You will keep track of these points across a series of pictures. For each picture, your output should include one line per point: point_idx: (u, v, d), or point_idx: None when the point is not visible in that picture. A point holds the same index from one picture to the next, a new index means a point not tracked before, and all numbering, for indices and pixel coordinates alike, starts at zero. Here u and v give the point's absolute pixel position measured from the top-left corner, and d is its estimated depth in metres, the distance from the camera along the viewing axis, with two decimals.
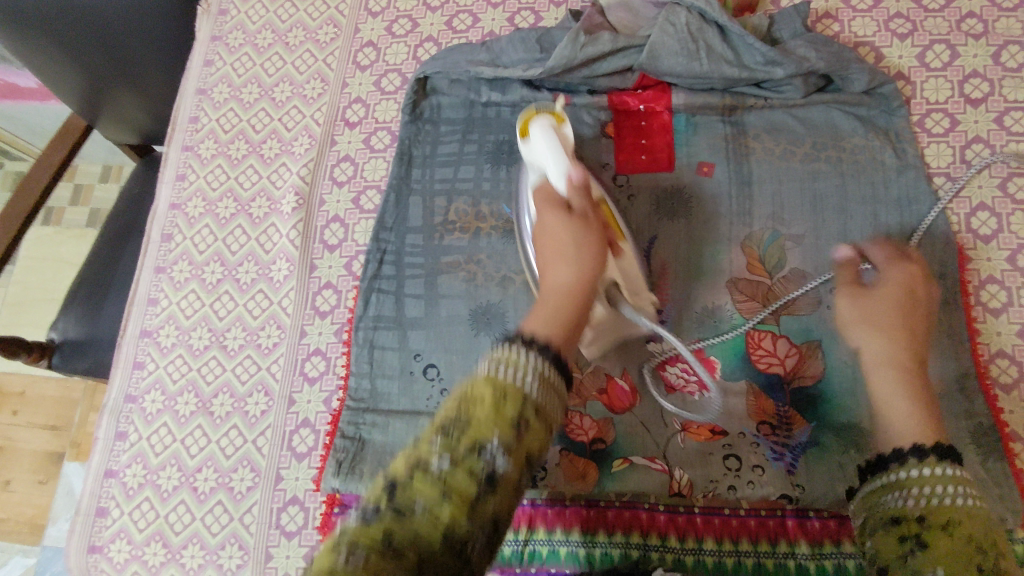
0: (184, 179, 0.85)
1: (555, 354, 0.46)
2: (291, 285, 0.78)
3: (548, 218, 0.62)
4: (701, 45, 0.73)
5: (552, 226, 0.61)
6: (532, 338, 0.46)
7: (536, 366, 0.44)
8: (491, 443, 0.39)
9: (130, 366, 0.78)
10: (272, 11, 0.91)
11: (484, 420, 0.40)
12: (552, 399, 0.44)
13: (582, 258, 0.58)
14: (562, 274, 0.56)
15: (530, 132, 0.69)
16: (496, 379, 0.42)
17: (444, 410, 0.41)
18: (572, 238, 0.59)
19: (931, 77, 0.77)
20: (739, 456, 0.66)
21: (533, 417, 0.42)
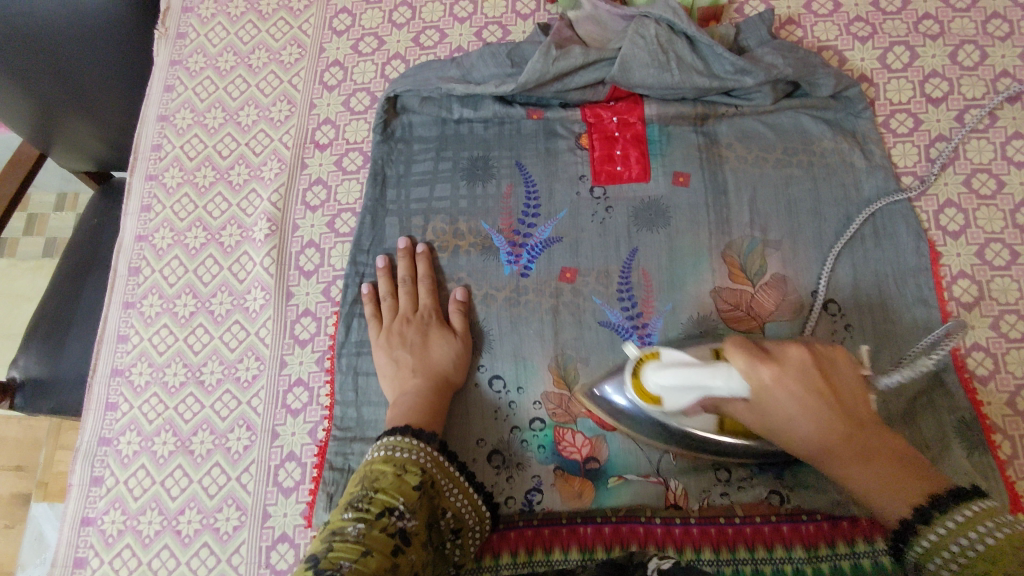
0: (149, 210, 0.82)
1: (440, 441, 0.62)
2: (268, 314, 0.76)
3: (767, 379, 0.52)
4: (671, 56, 0.73)
5: (762, 380, 0.52)
6: (419, 430, 0.61)
7: (427, 449, 0.60)
8: (397, 505, 0.53)
9: (102, 408, 0.75)
10: (233, 33, 0.89)
11: (388, 486, 0.54)
12: (443, 476, 0.61)
13: (409, 354, 0.69)
14: (810, 439, 0.54)
15: (656, 394, 0.58)
16: (395, 459, 0.57)
17: (351, 489, 0.54)
18: (812, 394, 0.53)
19: (893, 78, 0.79)
20: (729, 464, 0.67)
21: (428, 482, 0.58)
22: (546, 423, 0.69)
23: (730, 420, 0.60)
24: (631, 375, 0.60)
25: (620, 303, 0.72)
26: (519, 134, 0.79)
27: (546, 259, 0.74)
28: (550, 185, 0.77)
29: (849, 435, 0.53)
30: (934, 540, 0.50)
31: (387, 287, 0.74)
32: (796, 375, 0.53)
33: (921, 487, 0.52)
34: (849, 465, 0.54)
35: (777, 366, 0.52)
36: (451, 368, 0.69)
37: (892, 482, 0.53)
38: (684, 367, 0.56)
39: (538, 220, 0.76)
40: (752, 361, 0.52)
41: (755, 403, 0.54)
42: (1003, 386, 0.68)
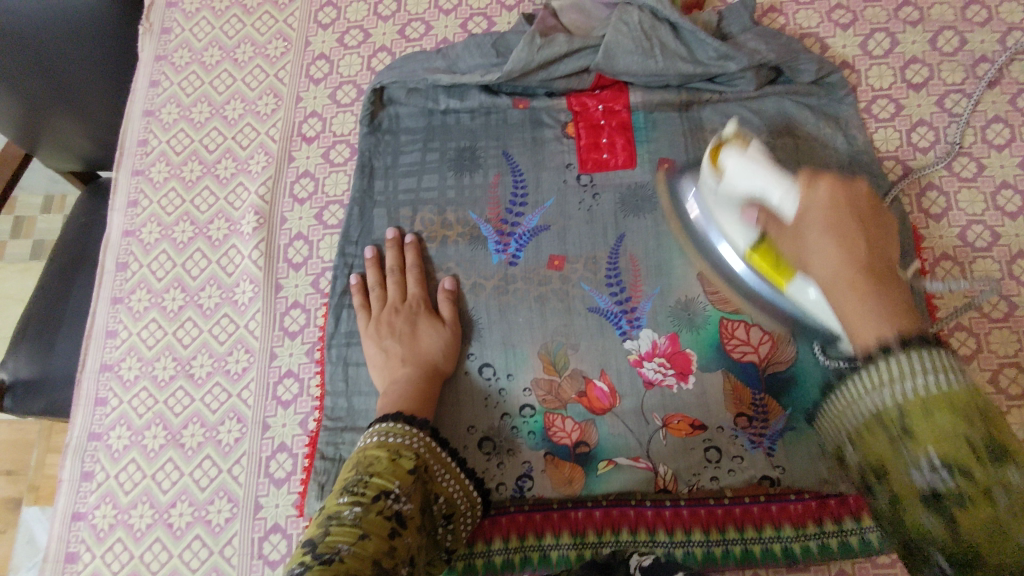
0: (136, 205, 0.82)
1: (432, 427, 0.62)
2: (257, 307, 0.76)
3: (819, 197, 0.51)
4: (655, 43, 0.74)
5: (817, 198, 0.51)
6: (412, 417, 0.61)
7: (422, 436, 0.60)
8: (392, 490, 0.52)
9: (92, 404, 0.75)
10: (218, 27, 0.89)
11: (383, 471, 0.54)
12: (437, 463, 0.61)
13: (399, 344, 0.69)
14: (822, 254, 0.49)
15: (722, 165, 0.60)
16: (389, 445, 0.57)
17: (346, 475, 0.54)
18: (853, 220, 0.50)
19: (874, 65, 0.80)
20: (720, 447, 0.67)
21: (423, 469, 0.58)
22: (536, 409, 0.70)
23: (760, 253, 0.59)
24: (709, 158, 0.63)
25: (607, 289, 0.73)
26: (506, 124, 0.79)
27: (534, 247, 0.75)
28: (537, 174, 0.77)
29: (865, 265, 0.47)
30: (872, 374, 0.39)
31: (376, 278, 0.74)
32: (814, 215, 0.51)
33: (900, 324, 0.41)
34: (858, 305, 0.45)
35: (835, 178, 0.52)
36: (440, 357, 0.69)
37: (883, 307, 0.43)
38: (759, 160, 0.58)
39: (526, 209, 0.76)
40: (812, 180, 0.52)
41: (800, 233, 0.52)
42: (985, 364, 0.69)
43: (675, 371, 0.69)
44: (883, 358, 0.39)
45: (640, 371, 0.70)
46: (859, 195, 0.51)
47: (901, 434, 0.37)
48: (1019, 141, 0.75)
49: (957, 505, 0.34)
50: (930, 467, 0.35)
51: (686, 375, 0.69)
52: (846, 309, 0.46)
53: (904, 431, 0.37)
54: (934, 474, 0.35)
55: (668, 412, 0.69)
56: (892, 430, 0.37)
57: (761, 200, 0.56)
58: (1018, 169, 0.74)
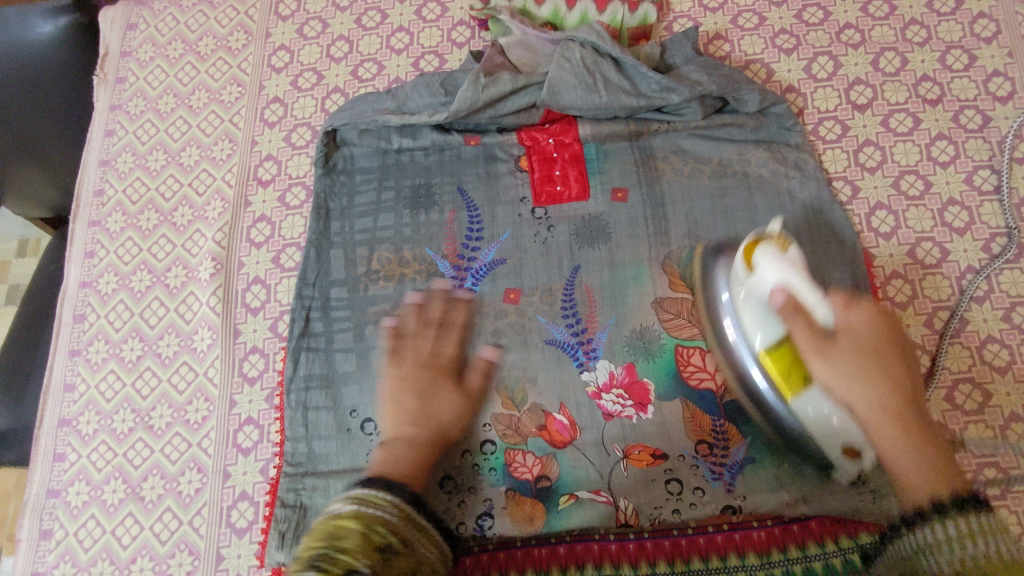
0: (93, 255, 0.81)
1: (413, 491, 0.55)
2: (216, 354, 0.76)
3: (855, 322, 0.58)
4: (598, 78, 0.75)
5: (853, 319, 0.58)
6: (390, 482, 0.55)
7: (394, 501, 0.53)
8: (359, 566, 0.45)
9: (50, 459, 0.74)
10: (172, 75, 0.89)
11: (352, 546, 0.47)
12: (420, 535, 0.53)
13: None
14: (853, 395, 0.56)
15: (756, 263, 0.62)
16: (364, 516, 0.50)
17: (310, 549, 0.47)
18: (876, 357, 0.57)
19: (819, 87, 0.81)
20: (681, 479, 0.67)
21: (399, 541, 0.50)
22: (497, 444, 0.69)
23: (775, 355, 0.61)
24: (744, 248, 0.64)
25: (563, 321, 0.73)
26: (459, 160, 0.79)
27: (490, 281, 0.75)
28: (492, 208, 0.77)
29: (899, 437, 0.54)
30: (933, 531, 0.48)
31: (304, 327, 0.73)
32: (853, 340, 0.57)
33: (936, 482, 0.51)
34: (899, 446, 0.54)
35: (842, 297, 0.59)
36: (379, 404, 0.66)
37: (936, 462, 0.52)
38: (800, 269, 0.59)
39: (481, 243, 0.76)
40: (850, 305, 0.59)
41: (828, 352, 0.57)
42: (940, 382, 0.69)
43: (634, 401, 0.69)
44: (926, 522, 0.49)
45: (599, 403, 0.69)
46: (900, 377, 0.56)
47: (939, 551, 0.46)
48: (964, 157, 0.76)
49: None
50: None
51: (645, 405, 0.69)
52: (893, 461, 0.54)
53: (932, 551, 0.47)
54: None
55: (628, 442, 0.68)
56: (924, 550, 0.48)
57: (791, 292, 0.59)
58: (964, 185, 0.75)
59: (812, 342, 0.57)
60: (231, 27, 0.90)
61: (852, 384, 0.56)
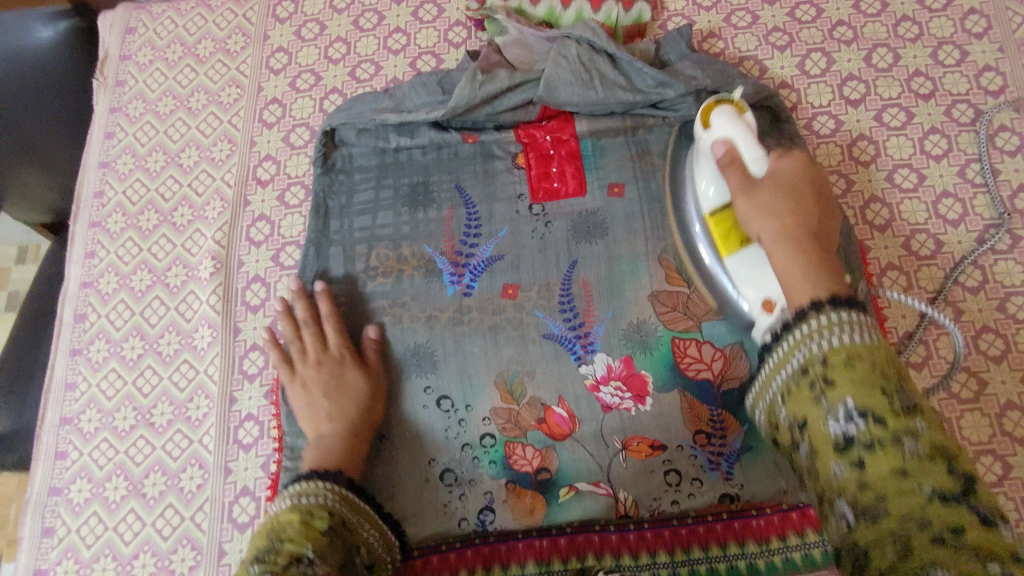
0: (93, 255, 0.82)
1: (347, 478, 0.63)
2: (216, 351, 0.76)
3: (783, 167, 0.63)
4: (593, 74, 0.76)
5: (782, 166, 0.63)
6: (325, 472, 0.62)
7: (331, 488, 0.60)
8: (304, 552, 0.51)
9: (52, 458, 0.74)
10: (171, 77, 0.90)
11: (293, 535, 0.52)
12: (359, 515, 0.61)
13: (325, 398, 0.69)
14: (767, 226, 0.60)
15: (711, 120, 0.69)
16: (300, 505, 0.57)
17: (257, 543, 0.52)
18: (783, 203, 0.60)
19: (812, 83, 0.82)
20: (679, 469, 0.68)
21: (339, 522, 0.58)
22: (496, 438, 0.70)
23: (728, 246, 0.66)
24: (701, 113, 0.71)
25: (561, 315, 0.73)
26: (456, 158, 0.80)
27: (488, 276, 0.76)
28: (490, 205, 0.78)
29: (800, 241, 0.57)
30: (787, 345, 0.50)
31: (292, 328, 0.73)
32: (772, 190, 0.60)
33: (817, 269, 0.54)
34: (778, 246, 0.58)
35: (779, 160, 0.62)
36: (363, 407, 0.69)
37: (820, 257, 0.55)
38: (739, 127, 0.67)
39: (479, 239, 0.77)
40: (782, 154, 0.63)
41: (754, 190, 0.62)
42: (935, 371, 0.71)
43: (632, 393, 0.70)
44: (803, 322, 0.49)
45: (598, 396, 0.70)
46: (809, 215, 0.59)
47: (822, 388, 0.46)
48: (956, 151, 0.77)
49: (866, 450, 0.43)
50: (846, 416, 0.44)
51: (643, 398, 0.70)
52: (780, 262, 0.57)
53: (826, 380, 0.46)
54: (848, 421, 0.44)
55: (627, 434, 0.69)
56: (817, 379, 0.46)
57: (730, 144, 0.67)
58: (957, 178, 0.76)
59: (740, 181, 0.63)
60: (230, 30, 0.91)
61: (763, 213, 0.60)
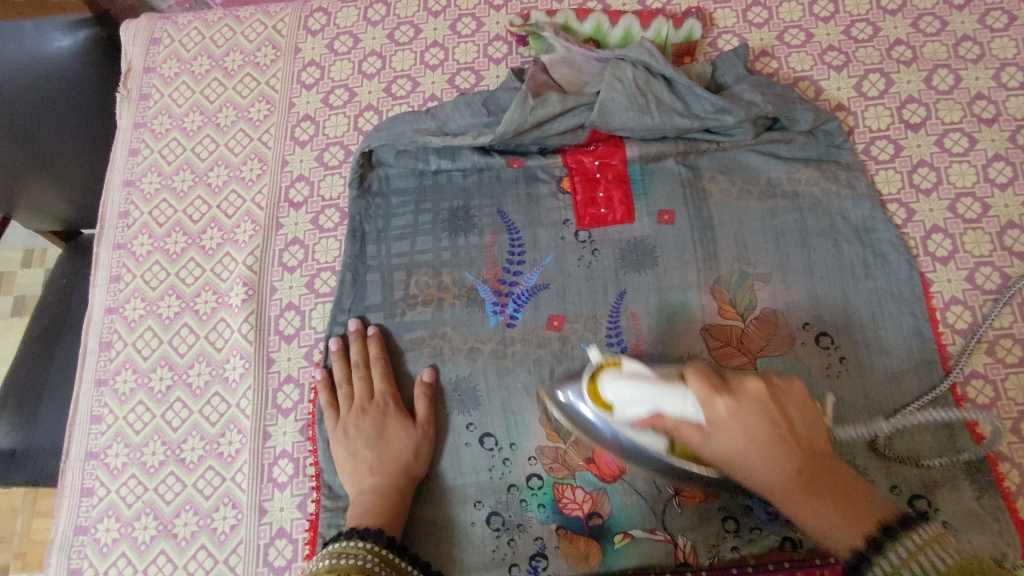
0: (119, 279, 0.79)
1: (387, 536, 0.60)
2: (249, 383, 0.73)
3: (721, 416, 0.53)
4: (650, 98, 0.72)
5: (719, 415, 0.53)
6: (366, 530, 0.59)
7: (373, 550, 0.57)
8: None
9: (78, 494, 0.71)
10: (198, 90, 0.86)
11: None
12: (394, 575, 0.58)
13: (369, 449, 0.66)
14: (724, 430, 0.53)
15: (608, 399, 0.56)
16: (338, 567, 0.54)
17: None
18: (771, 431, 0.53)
19: (870, 106, 0.78)
20: (736, 515, 0.65)
21: None
22: (544, 479, 0.67)
23: (679, 449, 0.58)
24: (589, 389, 0.58)
25: (608, 348, 0.70)
26: (498, 182, 0.77)
27: (533, 307, 0.72)
28: (534, 231, 0.75)
29: (800, 480, 0.54)
30: None
31: (344, 373, 0.70)
32: (739, 431, 0.53)
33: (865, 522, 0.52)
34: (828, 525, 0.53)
35: (730, 398, 0.52)
36: (404, 463, 0.65)
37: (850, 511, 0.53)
38: (640, 378, 0.54)
39: (523, 267, 0.74)
40: (710, 398, 0.52)
41: (709, 437, 0.54)
42: (1004, 413, 0.67)
43: None
44: None
45: None
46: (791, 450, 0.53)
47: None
48: (1022, 179, 0.74)
49: None
50: None
51: None
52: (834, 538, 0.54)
53: None
54: None
55: None
56: None
57: (659, 413, 0.54)
58: (1022, 208, 0.73)
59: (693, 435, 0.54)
60: (259, 42, 0.88)
61: (743, 453, 0.54)
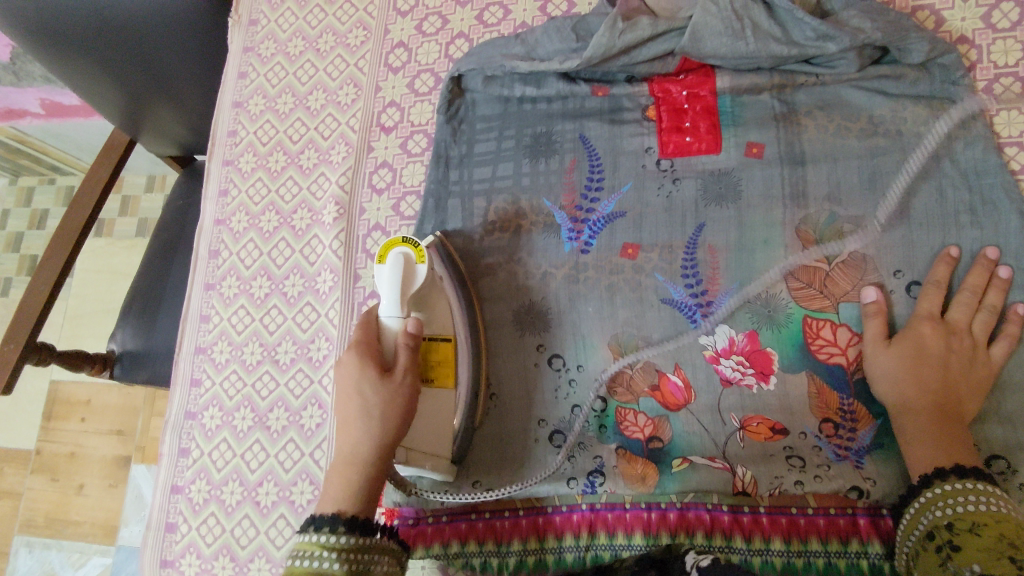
0: (227, 194, 0.86)
1: None
2: (337, 295, 0.78)
3: (376, 402, 0.56)
4: (746, 23, 0.68)
5: (387, 424, 0.56)
6: None
7: None
8: None
9: (187, 383, 0.79)
10: (302, 17, 0.90)
11: None
12: None
13: (360, 430, 0.55)
14: (888, 376, 0.62)
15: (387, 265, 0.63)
16: None
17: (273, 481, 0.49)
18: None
19: (998, 39, 0.72)
20: (802, 454, 0.65)
21: None
22: (607, 402, 0.69)
23: (438, 347, 0.64)
24: (382, 246, 0.65)
25: (682, 281, 0.70)
26: (583, 110, 0.77)
27: (608, 234, 0.73)
28: (614, 158, 0.75)
29: None
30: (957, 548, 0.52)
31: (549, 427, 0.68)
32: (398, 432, 0.56)
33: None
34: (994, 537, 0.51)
35: (378, 376, 0.57)
36: (394, 433, 0.56)
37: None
38: (398, 285, 0.62)
39: (601, 194, 0.74)
40: (389, 376, 0.57)
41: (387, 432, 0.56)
42: None
43: (755, 370, 0.67)
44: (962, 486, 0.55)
45: (717, 368, 0.68)
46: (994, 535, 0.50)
47: (949, 555, 0.52)
48: None
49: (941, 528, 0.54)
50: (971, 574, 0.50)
51: (767, 376, 0.66)
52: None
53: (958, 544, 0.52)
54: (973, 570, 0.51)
55: (747, 413, 0.66)
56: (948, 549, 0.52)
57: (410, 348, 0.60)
58: None
59: (374, 375, 0.57)
60: None
61: (349, 411, 0.56)
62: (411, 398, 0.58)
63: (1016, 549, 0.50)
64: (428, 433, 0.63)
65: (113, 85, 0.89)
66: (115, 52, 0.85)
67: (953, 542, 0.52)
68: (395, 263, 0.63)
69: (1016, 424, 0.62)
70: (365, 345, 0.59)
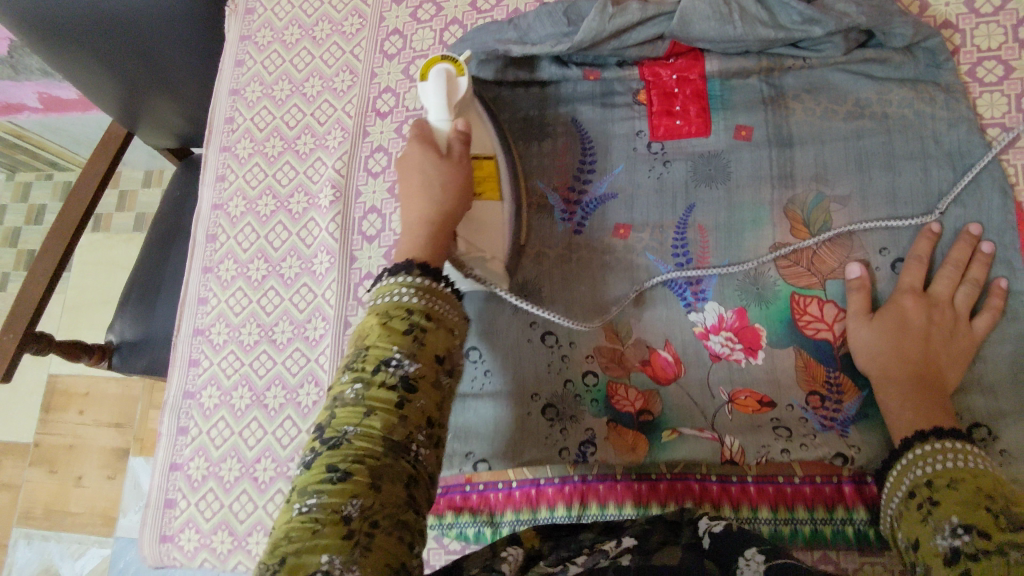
0: (224, 179, 0.87)
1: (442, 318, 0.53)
2: (334, 277, 0.79)
3: (433, 176, 0.61)
4: (734, 7, 0.69)
5: (450, 177, 0.61)
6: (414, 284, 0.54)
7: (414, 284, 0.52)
8: (376, 383, 0.47)
9: (186, 364, 0.81)
10: (298, 6, 0.92)
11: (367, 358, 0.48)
12: (443, 364, 0.51)
13: (424, 203, 0.60)
14: (870, 348, 0.64)
15: (429, 79, 0.65)
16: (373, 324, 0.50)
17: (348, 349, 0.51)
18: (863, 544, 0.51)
19: (981, 24, 0.73)
20: (789, 425, 0.66)
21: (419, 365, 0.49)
22: (599, 377, 0.70)
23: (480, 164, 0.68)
24: (422, 66, 0.67)
25: (673, 260, 0.72)
26: (575, 94, 0.78)
27: (600, 215, 0.74)
28: (607, 141, 0.76)
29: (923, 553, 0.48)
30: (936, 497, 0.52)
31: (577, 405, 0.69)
32: (452, 182, 0.61)
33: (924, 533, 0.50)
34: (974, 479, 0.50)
35: (435, 154, 0.62)
36: (453, 204, 0.61)
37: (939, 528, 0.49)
38: (444, 94, 0.65)
39: (593, 176, 0.76)
40: (443, 155, 0.62)
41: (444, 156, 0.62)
42: None
43: (743, 345, 0.68)
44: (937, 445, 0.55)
45: (706, 344, 0.69)
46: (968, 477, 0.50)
47: (928, 509, 0.52)
48: None
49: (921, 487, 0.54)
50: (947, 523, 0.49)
51: (755, 351, 0.68)
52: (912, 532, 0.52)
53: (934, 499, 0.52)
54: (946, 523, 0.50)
55: (735, 386, 0.68)
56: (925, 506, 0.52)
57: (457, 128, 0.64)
58: None
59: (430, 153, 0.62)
60: None
61: (415, 190, 0.61)
62: (468, 174, 0.63)
63: (991, 500, 0.49)
64: (473, 240, 0.66)
65: (110, 77, 0.91)
66: (111, 48, 0.87)
67: (932, 497, 0.52)
68: (437, 78, 0.65)
69: (997, 394, 0.64)
70: (422, 136, 0.64)
